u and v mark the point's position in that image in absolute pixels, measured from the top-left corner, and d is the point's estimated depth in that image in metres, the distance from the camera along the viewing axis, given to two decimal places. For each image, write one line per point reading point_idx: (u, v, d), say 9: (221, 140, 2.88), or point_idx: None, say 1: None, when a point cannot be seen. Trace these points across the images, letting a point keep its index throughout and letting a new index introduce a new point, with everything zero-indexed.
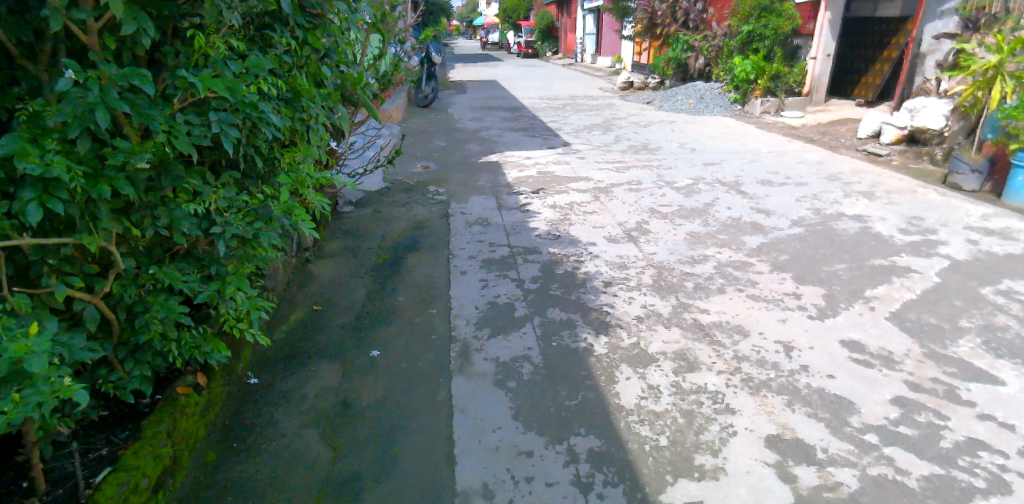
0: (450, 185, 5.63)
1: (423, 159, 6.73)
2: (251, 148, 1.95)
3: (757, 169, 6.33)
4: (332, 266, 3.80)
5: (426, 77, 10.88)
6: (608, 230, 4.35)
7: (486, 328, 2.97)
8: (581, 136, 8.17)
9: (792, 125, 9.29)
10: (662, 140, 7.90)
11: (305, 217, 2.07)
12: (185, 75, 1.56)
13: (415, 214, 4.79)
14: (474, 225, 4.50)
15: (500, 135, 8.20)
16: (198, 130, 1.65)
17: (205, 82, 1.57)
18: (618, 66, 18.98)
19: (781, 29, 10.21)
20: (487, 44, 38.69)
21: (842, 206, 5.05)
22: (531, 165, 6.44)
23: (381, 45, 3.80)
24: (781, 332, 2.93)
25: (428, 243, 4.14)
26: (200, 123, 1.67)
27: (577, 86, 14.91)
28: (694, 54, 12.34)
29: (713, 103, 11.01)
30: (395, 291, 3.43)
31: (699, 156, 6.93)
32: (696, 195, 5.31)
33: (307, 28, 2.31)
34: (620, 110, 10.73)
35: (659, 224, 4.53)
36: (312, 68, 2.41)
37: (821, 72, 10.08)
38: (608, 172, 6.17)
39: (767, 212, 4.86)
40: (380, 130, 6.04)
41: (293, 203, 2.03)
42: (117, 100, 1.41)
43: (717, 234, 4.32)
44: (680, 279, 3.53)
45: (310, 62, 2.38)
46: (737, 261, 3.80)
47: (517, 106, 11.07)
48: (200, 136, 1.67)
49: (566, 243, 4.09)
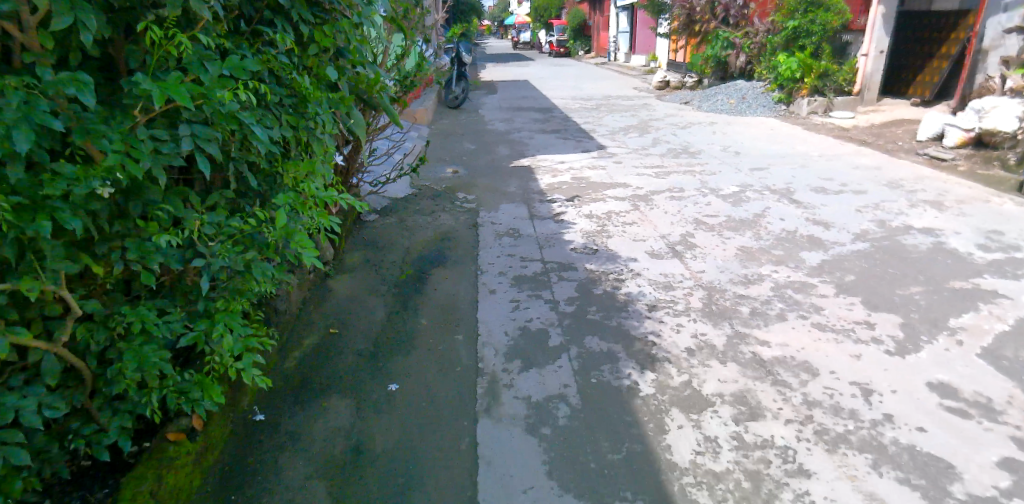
0: (479, 191, 5.33)
1: (451, 163, 6.45)
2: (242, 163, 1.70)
3: (810, 175, 5.90)
4: (351, 281, 3.50)
5: (455, 77, 10.62)
6: (650, 243, 4.00)
7: (518, 361, 2.65)
8: (616, 139, 7.81)
9: (842, 127, 8.78)
10: (703, 143, 7.48)
11: (308, 245, 1.75)
12: (140, 80, 1.28)
13: (442, 223, 4.48)
14: (504, 236, 4.19)
15: (532, 138, 7.89)
16: (168, 148, 1.37)
17: (165, 88, 1.28)
18: (652, 65, 18.47)
19: (829, 24, 9.57)
20: (519, 44, 38.40)
21: (908, 218, 4.67)
22: (565, 169, 6.11)
23: (404, 44, 3.51)
24: (855, 371, 2.55)
25: (455, 257, 3.83)
26: (169, 138, 1.40)
27: (611, 86, 14.49)
28: (735, 51, 11.79)
29: (756, 103, 10.51)
30: (418, 314, 3.12)
31: (745, 160, 6.51)
32: (744, 204, 4.93)
33: (313, 23, 2.02)
34: (657, 111, 10.31)
35: (706, 237, 4.16)
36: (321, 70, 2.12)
37: (874, 69, 9.50)
38: (648, 178, 5.80)
39: (825, 225, 4.47)
40: (406, 134, 5.77)
41: (292, 227, 1.74)
42: (49, 115, 1.16)
43: (771, 249, 3.93)
44: (733, 302, 3.17)
45: (317, 64, 2.11)
46: (797, 282, 3.43)
47: (549, 106, 10.73)
48: (172, 156, 1.39)
49: (604, 258, 3.75)
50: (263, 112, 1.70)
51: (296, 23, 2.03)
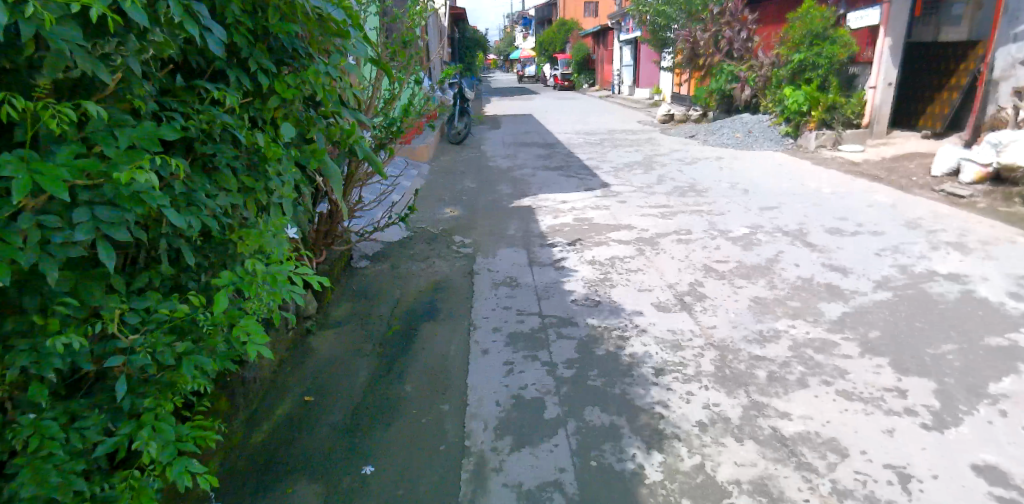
0: (478, 234, 5.09)
1: (450, 203, 6.23)
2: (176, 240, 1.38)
3: (823, 214, 5.68)
4: (333, 336, 3.17)
5: (458, 113, 10.51)
6: (656, 293, 3.75)
7: (509, 437, 2.36)
8: (621, 176, 7.60)
9: (853, 161, 8.59)
10: (710, 180, 7.26)
11: (258, 331, 1.46)
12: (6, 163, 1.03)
13: (436, 270, 4.19)
14: (501, 286, 3.91)
15: (535, 175, 7.70)
16: (61, 237, 1.12)
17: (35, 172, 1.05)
18: (656, 98, 18.42)
19: (836, 57, 9.42)
20: (524, 78, 38.70)
21: (930, 262, 4.45)
22: (567, 209, 5.88)
23: (392, 87, 3.30)
24: (889, 452, 2.28)
25: (446, 309, 3.53)
26: (65, 222, 1.14)
27: (614, 119, 14.38)
28: (740, 84, 11.66)
29: (763, 137, 10.33)
30: (404, 377, 2.78)
31: (754, 198, 6.28)
32: (756, 248, 4.69)
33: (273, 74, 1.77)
34: (662, 146, 10.14)
35: (717, 286, 3.90)
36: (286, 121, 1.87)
37: (882, 100, 9.31)
38: (653, 218, 5.57)
39: (843, 270, 4.24)
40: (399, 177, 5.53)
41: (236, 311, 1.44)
42: None
43: (787, 301, 3.67)
44: (748, 366, 2.90)
45: (270, 114, 1.78)
46: (817, 339, 3.18)
47: (552, 141, 10.59)
48: (68, 246, 1.14)
49: (607, 311, 3.49)
50: (199, 180, 1.44)
51: (254, 74, 1.76)
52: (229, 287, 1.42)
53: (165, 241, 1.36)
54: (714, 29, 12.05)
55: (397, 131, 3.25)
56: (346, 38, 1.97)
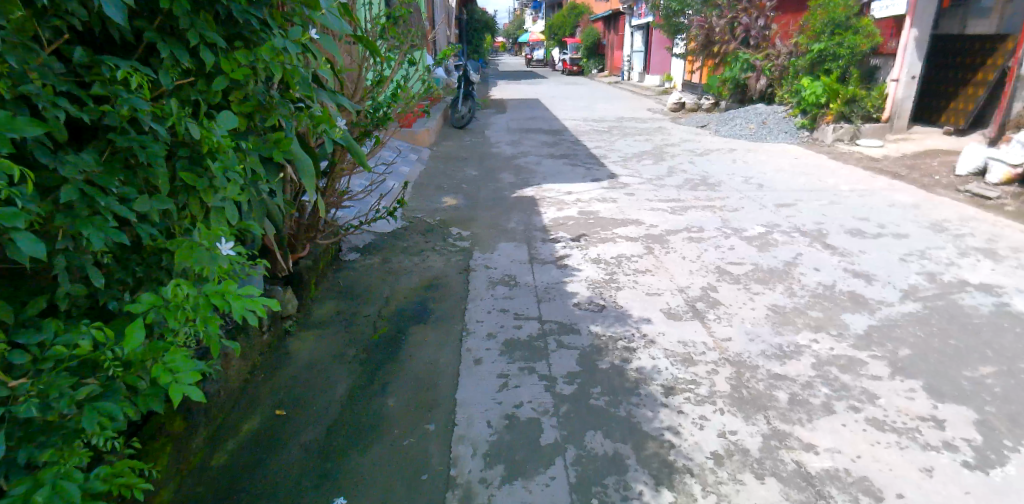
0: (477, 226, 4.81)
1: (449, 192, 5.95)
2: (82, 259, 1.20)
3: (843, 214, 5.39)
4: (313, 340, 2.90)
5: (462, 97, 10.18)
6: (666, 298, 3.48)
7: (500, 466, 2.10)
8: (629, 166, 7.29)
9: (872, 157, 8.27)
10: (723, 173, 6.95)
11: (185, 368, 1.21)
12: None
13: (430, 266, 3.92)
14: (499, 285, 3.64)
15: (539, 163, 7.39)
16: None
17: None
18: (667, 86, 18.00)
19: (858, 48, 9.03)
20: (532, 62, 38.13)
21: (959, 269, 4.18)
22: (571, 201, 5.59)
23: (380, 68, 2.99)
24: (930, 498, 2.03)
25: (440, 312, 3.25)
26: None
27: (623, 107, 14.01)
28: (755, 74, 11.28)
29: (777, 128, 9.97)
30: (388, 389, 2.52)
31: (769, 194, 5.98)
32: (772, 249, 4.39)
33: (220, 50, 1.50)
34: (672, 135, 9.80)
35: (731, 291, 3.63)
36: (243, 109, 1.62)
37: (904, 96, 9.04)
38: (663, 213, 5.27)
39: (867, 277, 3.96)
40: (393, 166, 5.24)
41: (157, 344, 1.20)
42: None
43: (808, 311, 3.40)
44: (767, 386, 2.63)
45: (216, 95, 1.51)
46: (841, 357, 2.91)
47: (558, 128, 10.25)
48: None
49: (612, 318, 3.21)
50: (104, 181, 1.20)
51: (195, 49, 1.49)
52: (147, 315, 1.19)
53: (61, 259, 1.17)
54: (730, 15, 11.62)
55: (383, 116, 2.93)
56: (311, 9, 1.70)
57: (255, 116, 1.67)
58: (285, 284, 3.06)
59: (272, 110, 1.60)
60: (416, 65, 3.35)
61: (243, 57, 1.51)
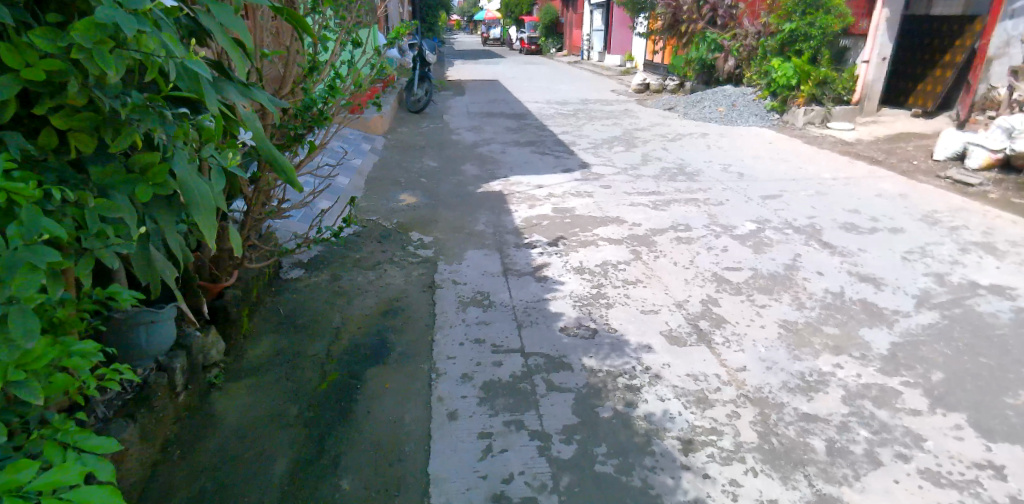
0: (441, 230, 4.29)
1: (408, 188, 5.40)
2: None
3: (832, 206, 5.07)
4: (246, 394, 2.49)
5: (418, 79, 9.56)
6: (665, 317, 3.06)
7: None
8: (601, 154, 6.85)
9: (845, 141, 8.06)
10: (700, 161, 6.57)
11: None
12: None
13: (389, 284, 3.43)
14: (472, 307, 3.16)
15: (504, 152, 6.89)
16: None
17: None
18: (629, 66, 17.58)
19: (830, 28, 8.78)
20: (488, 42, 37.31)
21: (965, 268, 3.86)
22: (544, 196, 5.12)
23: (315, 52, 2.44)
24: None
25: (401, 348, 2.80)
26: None
27: (586, 88, 13.53)
28: (723, 54, 10.96)
29: (747, 111, 9.69)
30: (342, 466, 2.10)
31: (752, 185, 5.66)
32: (768, 251, 4.03)
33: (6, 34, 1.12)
34: (640, 119, 9.40)
35: (733, 304, 3.23)
36: (76, 124, 1.19)
37: (875, 78, 8.88)
38: (644, 209, 4.85)
39: (875, 281, 3.60)
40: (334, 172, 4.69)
41: None
42: None
43: (823, 327, 3.02)
44: (799, 432, 2.24)
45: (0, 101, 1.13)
46: (874, 387, 2.53)
47: (523, 112, 9.74)
48: None
49: (607, 346, 2.77)
50: None
51: None
52: None
53: None
54: None
55: (322, 118, 2.38)
56: None
57: (105, 133, 1.22)
58: (209, 324, 2.66)
59: (124, 118, 1.18)
60: (360, 45, 2.80)
61: (44, 40, 1.09)
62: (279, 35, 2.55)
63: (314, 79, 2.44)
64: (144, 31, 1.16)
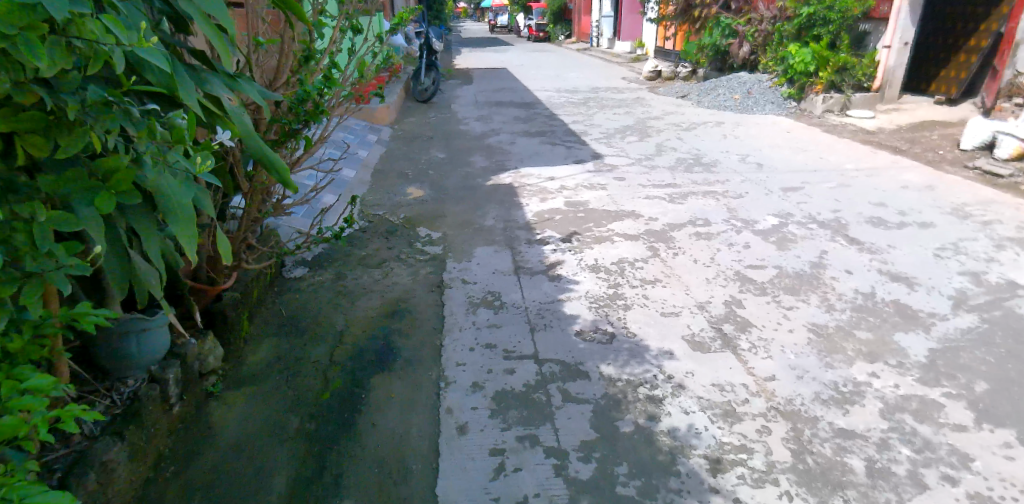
0: (449, 225, 4.13)
1: (414, 180, 5.24)
2: None
3: (856, 199, 4.86)
4: (245, 402, 2.37)
5: (424, 68, 9.37)
6: (686, 319, 2.89)
7: None
8: (613, 145, 6.65)
9: (866, 129, 7.81)
10: (716, 151, 6.37)
11: None
12: None
13: (396, 284, 3.28)
14: (482, 308, 3.00)
15: (513, 142, 6.71)
16: None
17: None
18: (640, 52, 17.29)
19: (849, 12, 8.57)
20: (496, 29, 36.92)
21: (1001, 265, 3.66)
22: (555, 189, 4.95)
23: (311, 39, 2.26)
24: None
25: (408, 352, 2.65)
26: None
27: (597, 75, 13.28)
28: (737, 40, 10.70)
29: (762, 99, 9.43)
30: (344, 485, 1.96)
31: (771, 177, 5.46)
32: (791, 248, 3.84)
33: None
34: (653, 107, 9.18)
35: (758, 305, 3.06)
36: (23, 128, 1.07)
37: (896, 63, 8.63)
38: (659, 202, 4.67)
39: (906, 280, 3.41)
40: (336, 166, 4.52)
41: None
42: None
43: (855, 331, 2.85)
44: (835, 451, 2.07)
45: None
46: (914, 399, 2.36)
47: (532, 101, 9.53)
48: None
49: (625, 352, 2.61)
50: None
51: None
52: None
53: None
54: None
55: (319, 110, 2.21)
56: None
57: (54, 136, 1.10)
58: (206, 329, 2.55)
59: (74, 116, 1.08)
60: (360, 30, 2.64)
61: None
62: (270, 23, 2.40)
63: (310, 70, 2.28)
64: (82, 12, 1.06)
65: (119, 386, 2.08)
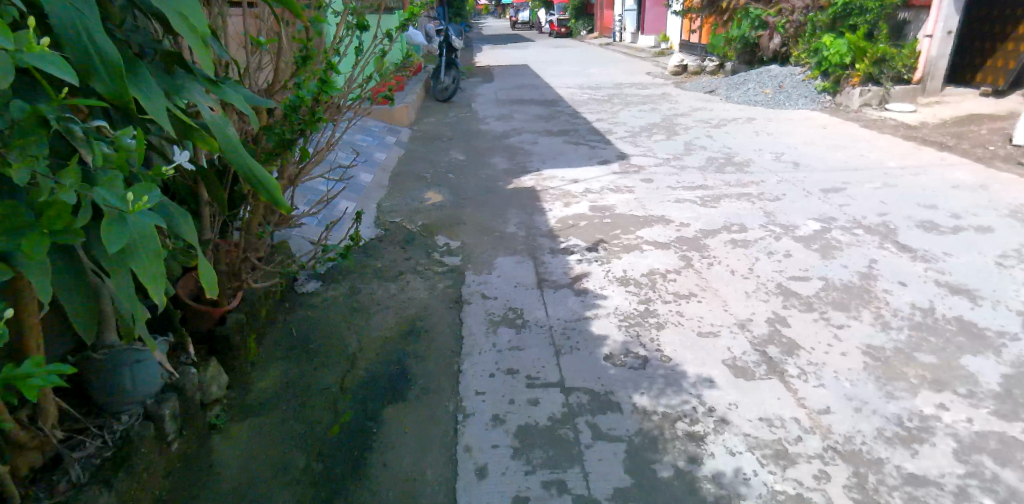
0: (468, 232, 3.92)
1: (433, 184, 5.03)
2: None
3: (904, 201, 4.55)
4: (249, 437, 2.16)
5: (444, 66, 9.18)
6: (726, 341, 2.63)
7: None
8: (640, 143, 6.38)
9: (907, 124, 7.42)
10: (749, 149, 6.05)
11: None
12: None
13: (411, 297, 3.05)
14: (502, 327, 2.76)
15: (535, 142, 6.48)
16: None
17: None
18: (664, 46, 16.90)
19: (888, 0, 8.18)
20: (517, 26, 36.68)
21: None
22: (580, 193, 4.70)
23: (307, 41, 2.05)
24: None
25: (421, 378, 2.42)
26: None
27: (620, 71, 12.95)
28: (768, 31, 10.33)
29: (795, 93, 9.05)
30: None
31: (809, 176, 5.14)
32: (837, 257, 3.56)
33: None
34: (679, 103, 8.86)
35: (805, 324, 2.79)
36: None
37: (938, 53, 8.20)
38: (691, 206, 4.40)
39: (968, 293, 3.11)
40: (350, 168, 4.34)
41: None
42: None
43: (916, 355, 2.58)
44: (906, 501, 1.81)
45: None
46: (991, 436, 2.09)
47: (553, 98, 9.28)
48: None
49: (660, 380, 2.36)
50: None
51: None
52: None
53: None
54: None
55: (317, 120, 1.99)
56: None
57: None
58: (208, 355, 2.33)
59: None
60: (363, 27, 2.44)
61: None
62: (267, 22, 2.21)
63: (308, 71, 2.07)
64: None
65: (110, 422, 1.89)
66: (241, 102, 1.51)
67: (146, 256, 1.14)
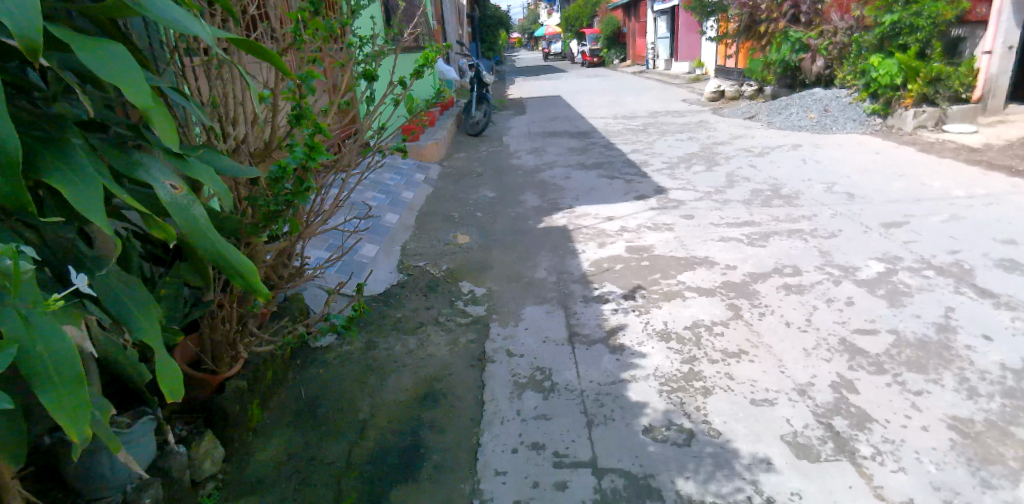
0: (495, 278, 3.69)
1: (460, 226, 4.85)
2: None
3: (975, 236, 4.13)
4: None
5: (475, 101, 9.11)
6: (784, 411, 2.30)
7: None
8: (678, 175, 6.07)
9: (970, 147, 6.92)
10: (796, 179, 5.67)
11: None
12: None
13: (429, 351, 2.81)
14: (527, 390, 2.47)
15: (568, 177, 6.25)
16: None
17: None
18: (700, 72, 16.58)
19: (941, 17, 7.56)
20: (552, 56, 36.88)
21: None
22: (615, 233, 4.43)
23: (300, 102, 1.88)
24: None
25: (436, 455, 2.15)
26: None
27: (656, 98, 12.68)
28: (810, 54, 9.82)
29: (841, 116, 8.59)
30: None
31: (865, 209, 4.76)
32: (906, 304, 3.19)
33: None
34: (719, 131, 8.52)
35: (875, 391, 2.46)
36: None
37: (999, 70, 7.66)
38: (736, 245, 4.07)
39: None
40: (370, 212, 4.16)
41: None
42: None
43: (1014, 430, 2.22)
44: None
45: None
46: None
47: (587, 129, 9.06)
48: None
49: (708, 461, 2.05)
50: None
51: None
52: None
53: None
54: None
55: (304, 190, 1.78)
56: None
57: None
58: (203, 426, 2.09)
59: None
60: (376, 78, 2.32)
61: None
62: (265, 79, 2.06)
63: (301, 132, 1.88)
64: None
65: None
66: (212, 179, 1.39)
67: (52, 395, 1.10)
